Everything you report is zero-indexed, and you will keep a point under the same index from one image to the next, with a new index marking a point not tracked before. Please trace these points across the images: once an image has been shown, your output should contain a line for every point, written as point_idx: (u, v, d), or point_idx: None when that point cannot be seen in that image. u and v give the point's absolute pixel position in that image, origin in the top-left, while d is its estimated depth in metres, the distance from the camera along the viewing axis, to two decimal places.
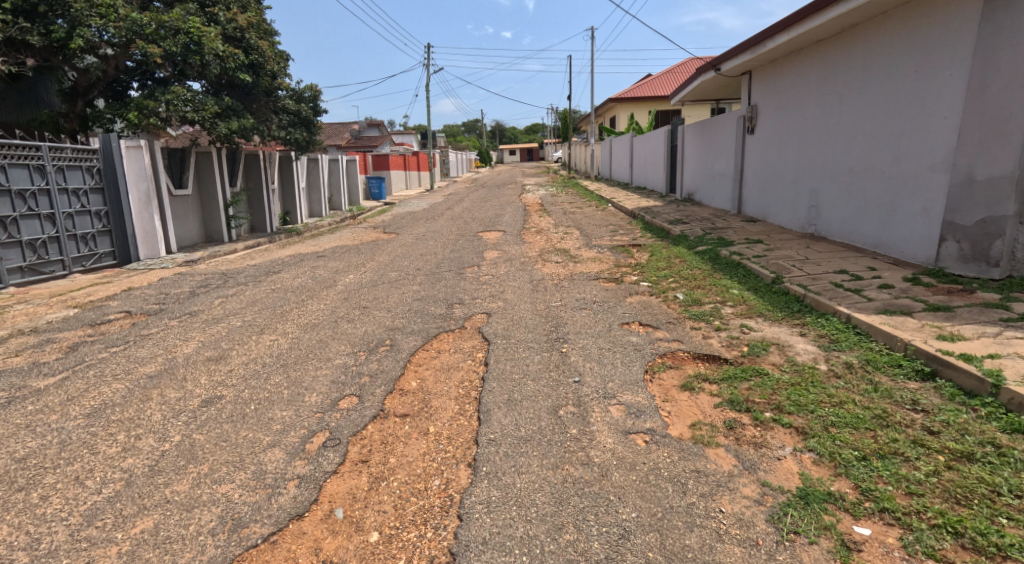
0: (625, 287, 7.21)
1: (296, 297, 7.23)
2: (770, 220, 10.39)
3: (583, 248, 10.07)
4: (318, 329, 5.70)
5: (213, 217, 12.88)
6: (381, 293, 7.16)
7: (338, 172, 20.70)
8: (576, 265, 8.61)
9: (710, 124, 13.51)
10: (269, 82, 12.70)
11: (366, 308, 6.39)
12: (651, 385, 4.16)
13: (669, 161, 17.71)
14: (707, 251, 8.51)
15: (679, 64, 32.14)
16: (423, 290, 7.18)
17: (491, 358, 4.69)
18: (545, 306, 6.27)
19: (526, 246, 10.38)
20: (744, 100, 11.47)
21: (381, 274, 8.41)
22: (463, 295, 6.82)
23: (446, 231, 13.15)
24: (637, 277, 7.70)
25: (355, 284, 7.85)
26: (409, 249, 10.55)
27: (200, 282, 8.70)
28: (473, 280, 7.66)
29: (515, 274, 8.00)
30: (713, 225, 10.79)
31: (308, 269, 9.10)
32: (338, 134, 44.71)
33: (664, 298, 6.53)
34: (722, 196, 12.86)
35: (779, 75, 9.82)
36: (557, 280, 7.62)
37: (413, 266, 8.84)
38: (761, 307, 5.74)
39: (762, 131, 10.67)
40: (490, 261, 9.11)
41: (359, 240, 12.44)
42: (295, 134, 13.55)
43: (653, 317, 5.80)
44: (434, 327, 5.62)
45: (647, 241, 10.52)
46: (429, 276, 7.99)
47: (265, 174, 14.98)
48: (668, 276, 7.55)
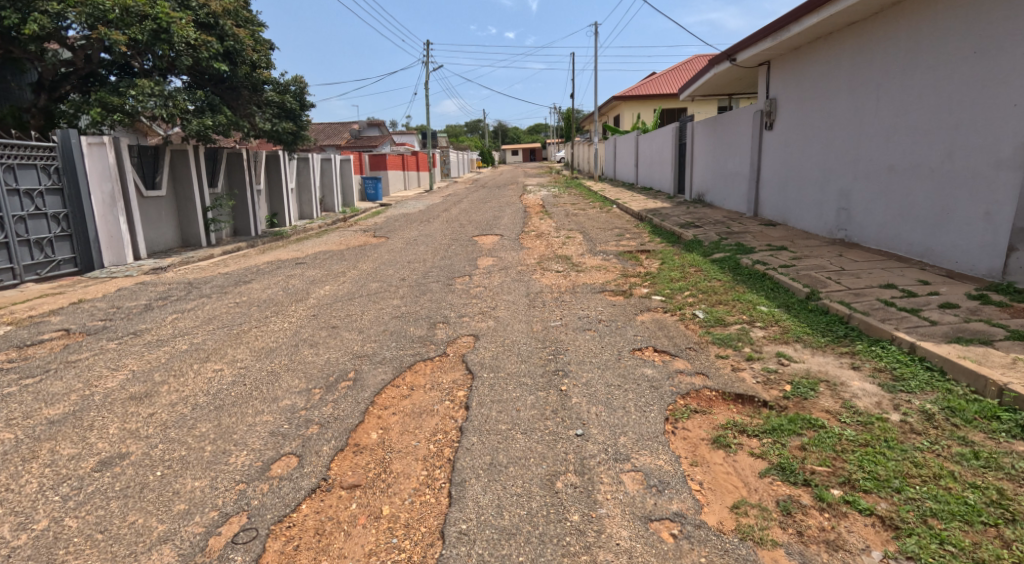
0: (635, 302, 6.32)
1: (260, 313, 6.35)
2: (791, 223, 9.52)
3: (586, 255, 9.18)
4: (274, 356, 4.82)
5: (190, 220, 12.01)
6: (358, 309, 6.28)
7: (331, 172, 19.84)
8: (580, 275, 7.72)
9: (721, 120, 12.62)
10: (247, 70, 11.84)
11: (336, 329, 5.51)
12: (675, 440, 3.26)
13: (677, 160, 16.81)
14: (725, 260, 7.62)
15: (685, 61, 31.20)
16: (406, 305, 6.30)
17: (474, 400, 3.79)
18: (542, 327, 5.38)
19: (524, 253, 9.49)
20: (760, 94, 10.60)
21: (362, 285, 7.53)
22: (450, 312, 5.94)
23: (439, 235, 12.28)
24: (649, 290, 6.80)
25: (330, 297, 6.98)
26: (397, 256, 9.66)
27: (159, 293, 7.81)
28: (462, 294, 6.78)
29: (511, 286, 7.11)
30: (728, 229, 9.89)
31: (283, 279, 8.24)
32: (337, 134, 43.89)
33: (681, 317, 5.65)
34: (735, 197, 11.99)
35: (802, 64, 8.95)
36: (557, 293, 6.72)
37: (399, 275, 7.96)
38: (799, 330, 4.85)
39: (780, 126, 9.82)
40: (484, 270, 8.22)
41: (346, 245, 11.60)
42: (282, 126, 12.76)
43: (670, 343, 4.92)
44: (412, 354, 4.73)
45: (657, 247, 9.63)
46: (414, 289, 7.10)
47: (249, 174, 14.12)
48: (684, 288, 6.65)
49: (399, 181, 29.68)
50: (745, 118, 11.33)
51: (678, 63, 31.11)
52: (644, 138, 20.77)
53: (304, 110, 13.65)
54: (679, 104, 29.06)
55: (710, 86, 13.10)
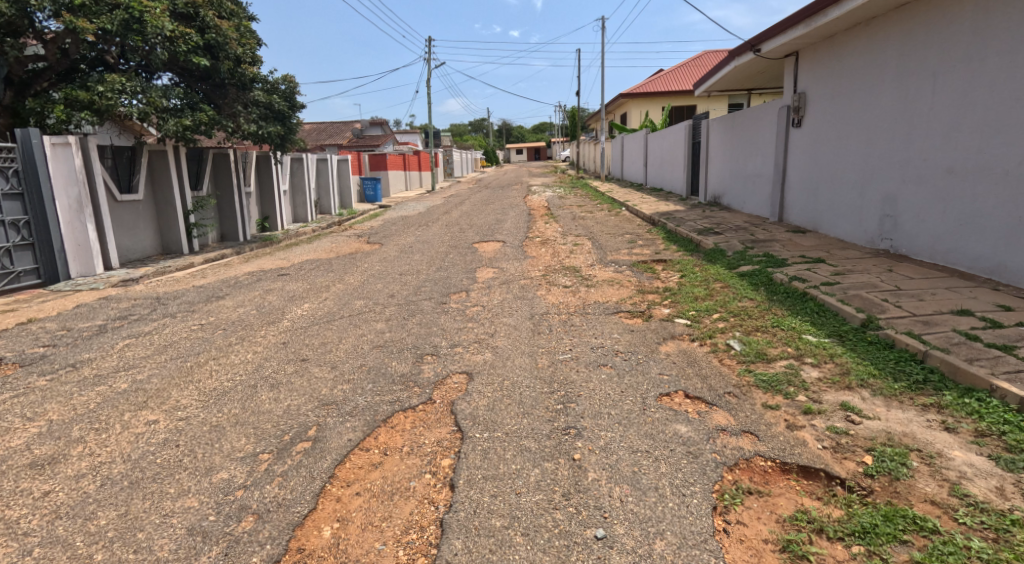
0: (656, 328, 5.46)
1: (224, 339, 5.52)
2: (822, 230, 8.66)
3: (596, 266, 8.31)
4: (225, 402, 3.97)
5: (171, 225, 11.19)
6: (337, 335, 5.44)
7: (327, 173, 19.02)
8: (591, 291, 6.84)
9: (740, 117, 11.75)
10: (231, 66, 10.98)
11: (307, 364, 4.67)
12: (732, 547, 2.49)
13: (691, 160, 15.91)
14: (755, 275, 6.76)
15: (693, 57, 30.31)
16: (392, 331, 5.45)
17: (461, 476, 2.96)
18: (549, 362, 4.52)
19: (527, 263, 8.63)
20: (786, 89, 9.73)
21: (347, 302, 6.69)
22: (441, 341, 5.09)
23: (437, 241, 11.47)
24: (672, 312, 5.93)
25: (308, 318, 6.14)
26: (389, 267, 8.81)
27: (120, 311, 6.99)
28: (458, 316, 5.93)
29: (512, 306, 6.25)
30: (753, 237, 9.01)
31: (261, 295, 7.39)
32: (338, 133, 43.08)
33: (713, 349, 4.78)
34: (757, 200, 11.11)
35: (838, 55, 8.08)
36: (566, 315, 5.85)
37: (388, 291, 7.11)
38: (864, 370, 3.97)
39: (810, 124, 8.95)
40: (483, 284, 7.36)
41: (336, 252, 10.80)
42: (268, 129, 11.87)
43: (704, 386, 4.07)
44: (390, 401, 3.89)
45: (674, 257, 8.77)
46: (404, 309, 6.26)
47: (237, 176, 13.30)
48: (711, 310, 5.79)
49: (400, 181, 28.84)
50: (768, 115, 10.45)
51: (686, 60, 30.21)
52: (653, 137, 19.91)
53: (294, 110, 12.79)
54: (688, 102, 28.17)
55: (728, 81, 12.21)
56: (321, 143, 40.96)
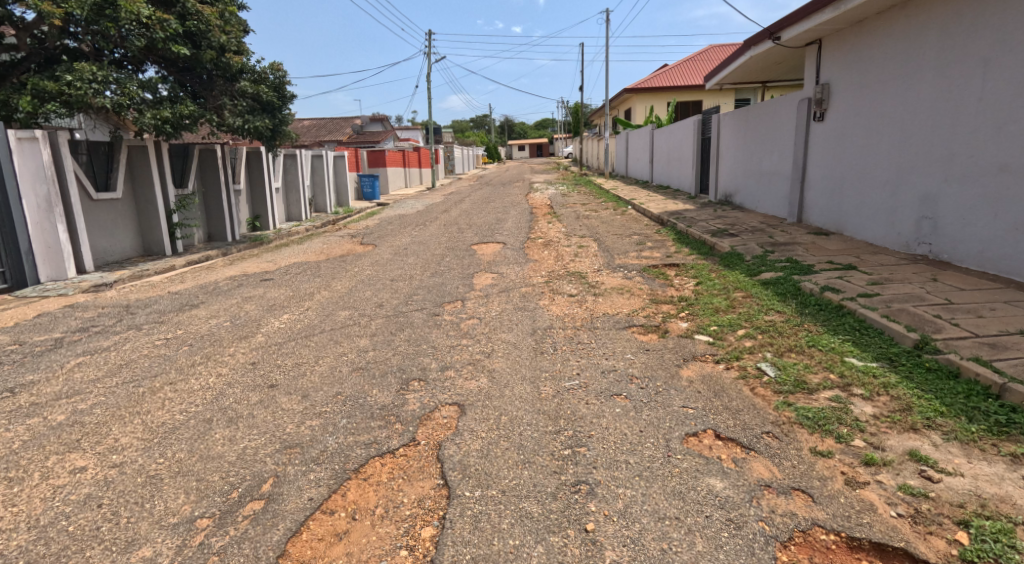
0: (675, 347, 4.83)
1: (187, 358, 4.89)
2: (847, 231, 8.07)
3: (604, 272, 7.69)
4: (170, 441, 3.35)
5: (152, 225, 10.56)
6: (314, 354, 4.82)
7: (322, 170, 18.39)
8: (599, 302, 6.21)
9: (755, 111, 11.15)
10: (214, 55, 10.33)
11: (275, 390, 4.05)
12: None
13: (699, 157, 15.26)
14: (780, 284, 6.14)
15: (699, 51, 29.62)
16: (376, 350, 4.84)
17: (443, 557, 2.41)
18: (554, 391, 3.90)
19: (529, 268, 8.00)
20: (808, 80, 9.11)
21: (330, 314, 6.06)
22: (431, 364, 4.47)
23: (434, 242, 10.84)
24: (691, 327, 5.30)
25: (285, 332, 5.52)
26: (381, 272, 8.17)
27: (82, 322, 6.36)
28: (452, 330, 5.32)
29: (512, 319, 5.62)
30: (772, 239, 8.40)
31: (238, 304, 6.76)
32: (338, 128, 42.35)
33: (742, 374, 4.16)
34: (773, 199, 10.51)
35: (870, 44, 7.49)
36: (572, 331, 5.23)
37: (377, 301, 6.49)
38: (927, 405, 3.36)
39: (836, 118, 8.36)
40: (481, 293, 6.74)
41: (326, 254, 10.19)
42: (256, 122, 11.20)
43: (737, 424, 3.45)
44: (365, 443, 3.28)
45: (687, 262, 8.15)
46: (392, 322, 5.64)
47: (224, 172, 12.67)
48: (735, 325, 5.17)
49: (400, 178, 28.18)
50: (786, 109, 9.84)
51: (692, 53, 29.51)
52: (659, 132, 19.30)
53: (284, 103, 12.14)
54: (694, 97, 27.50)
55: (742, 73, 11.58)
56: (320, 139, 40.29)
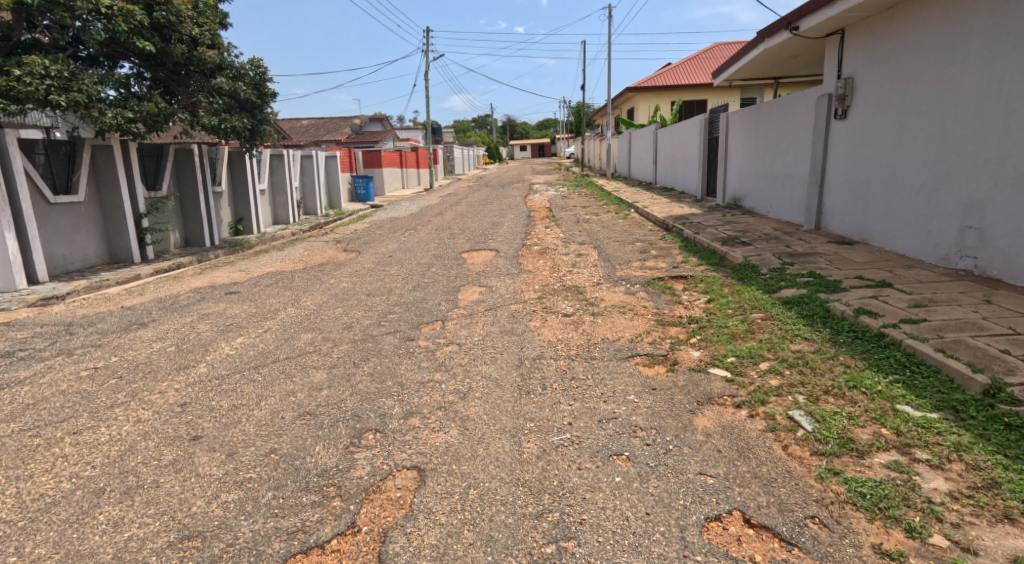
0: (686, 385, 4.07)
1: (107, 395, 4.10)
2: (872, 240, 7.39)
3: (604, 286, 6.92)
4: (38, 527, 2.61)
5: (119, 231, 9.82)
6: (258, 391, 4.06)
7: (312, 171, 17.66)
8: (597, 324, 5.44)
9: (767, 110, 10.43)
10: (185, 49, 9.53)
11: (197, 444, 3.29)
12: None
13: (706, 158, 14.49)
14: (805, 304, 5.38)
15: (704, 50, 28.86)
16: (333, 388, 4.08)
17: None
18: (539, 451, 3.14)
19: (521, 281, 7.23)
20: (828, 75, 8.38)
21: (290, 339, 5.31)
22: (393, 409, 3.71)
23: (422, 249, 10.09)
24: (704, 359, 4.55)
25: (234, 360, 4.77)
26: (358, 285, 7.41)
27: (10, 344, 5.55)
28: (424, 362, 4.55)
29: (496, 346, 4.85)
30: (789, 249, 7.65)
31: (192, 323, 6.00)
32: (336, 128, 41.60)
33: (770, 424, 3.40)
34: (786, 203, 9.79)
35: (906, 33, 6.76)
36: (565, 362, 4.46)
37: (347, 322, 5.74)
38: (1018, 482, 2.66)
39: (860, 116, 7.66)
40: (465, 312, 5.98)
41: (305, 263, 9.49)
42: (233, 122, 10.39)
43: (773, 500, 2.71)
44: (287, 533, 2.56)
45: (697, 274, 7.39)
46: (358, 350, 4.88)
47: (202, 173, 11.92)
48: (756, 356, 4.41)
49: (396, 179, 27.43)
50: (802, 107, 9.11)
51: (696, 52, 28.75)
52: (663, 132, 18.54)
53: (264, 102, 11.38)
54: (699, 96, 26.75)
55: (752, 68, 10.77)
56: (317, 139, 39.52)
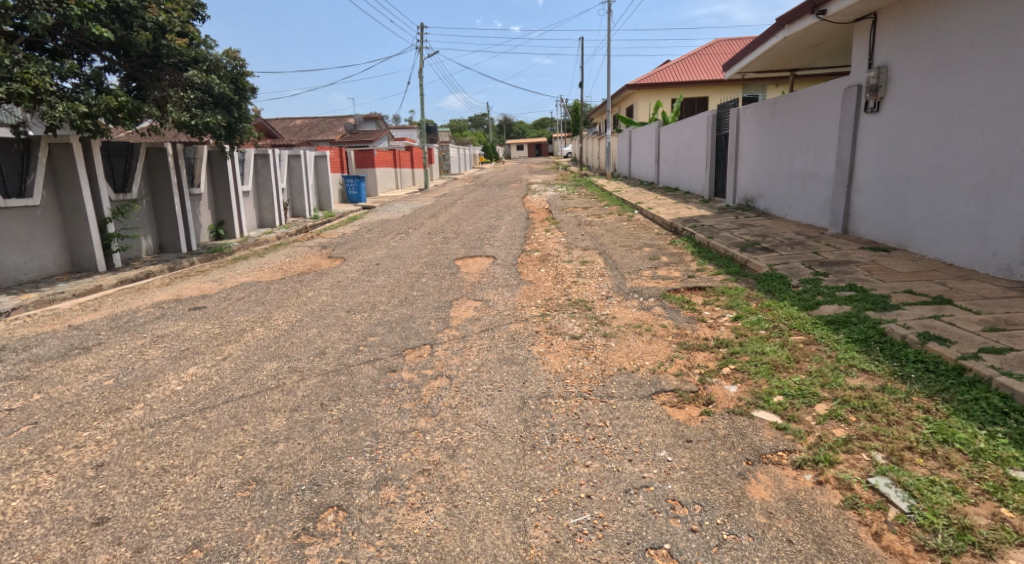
0: (728, 436, 3.28)
1: (9, 451, 3.31)
2: (913, 246, 6.62)
3: (614, 300, 6.16)
4: None
5: (81, 237, 9.02)
6: (198, 445, 3.27)
7: (300, 171, 16.83)
8: (611, 349, 4.67)
9: (784, 104, 9.67)
10: (151, 38, 8.76)
11: (101, 530, 2.57)
12: None
13: (714, 155, 13.70)
14: (854, 324, 4.62)
15: (705, 46, 28.09)
16: (291, 440, 3.29)
17: None
18: (552, 547, 2.44)
19: (521, 294, 6.46)
20: (857, 64, 7.62)
21: (251, 368, 4.52)
22: (362, 474, 2.93)
23: (412, 256, 9.32)
24: (744, 398, 3.75)
25: (177, 398, 3.97)
26: (338, 300, 6.60)
27: None
28: (407, 402, 3.76)
29: (494, 380, 4.08)
30: (819, 256, 6.89)
31: (140, 347, 5.21)
32: (330, 127, 40.77)
33: (849, 499, 2.62)
34: (807, 205, 9.04)
35: (953, 15, 6.00)
36: (577, 403, 3.69)
37: (319, 347, 4.94)
38: None
39: (895, 109, 6.91)
40: (458, 333, 5.21)
41: (285, 271, 8.69)
42: (205, 118, 9.64)
43: None
44: None
45: (717, 286, 6.62)
46: (328, 385, 4.09)
47: (177, 174, 11.10)
48: (809, 395, 3.63)
49: (390, 179, 26.65)
50: (826, 100, 8.35)
51: (697, 48, 27.99)
52: (666, 129, 17.79)
53: (242, 97, 10.61)
54: (701, 94, 26.00)
55: (767, 59, 10.00)
56: (310, 139, 38.66)
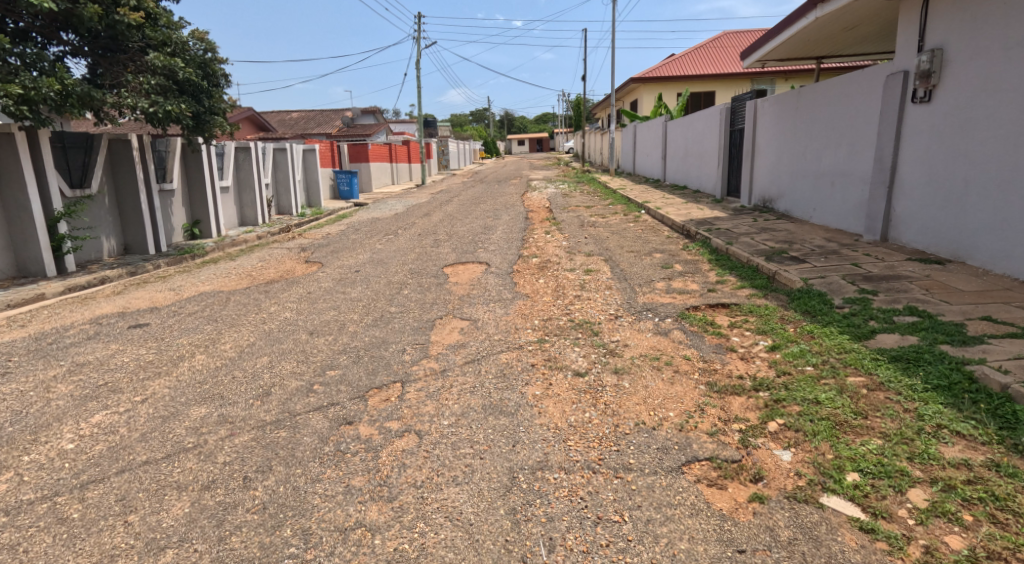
0: (794, 544, 2.40)
1: None
2: (974, 259, 5.68)
3: (625, 322, 5.21)
4: None
5: (27, 237, 8.08)
6: (53, 554, 2.39)
7: (286, 166, 15.85)
8: (624, 394, 3.72)
9: (812, 95, 8.72)
10: (102, 13, 7.78)
11: None
12: None
13: (727, 152, 12.74)
14: (930, 364, 3.68)
15: (712, 38, 27.07)
16: (185, 546, 2.42)
17: None
18: None
19: (516, 312, 5.52)
20: (902, 48, 6.67)
21: (170, 417, 3.56)
22: None
23: (397, 261, 8.38)
24: (804, 473, 2.82)
25: (58, 463, 3.05)
26: (303, 317, 5.66)
27: None
28: (357, 477, 2.85)
29: (476, 442, 3.15)
30: (862, 269, 5.96)
31: (49, 381, 4.27)
32: (326, 121, 39.80)
33: None
34: (838, 208, 8.09)
35: None
36: (584, 484, 2.78)
37: (264, 386, 3.99)
38: None
39: (950, 99, 5.96)
40: (435, 367, 4.25)
41: (253, 279, 7.78)
42: (168, 106, 8.61)
43: None
44: None
45: (745, 303, 5.67)
46: (260, 447, 3.14)
47: (144, 167, 10.14)
48: (896, 475, 2.68)
49: (384, 175, 25.66)
50: (863, 90, 7.41)
51: (705, 41, 26.99)
52: (674, 124, 16.83)
53: (211, 85, 9.65)
54: (708, 89, 25.06)
55: (792, 46, 9.06)
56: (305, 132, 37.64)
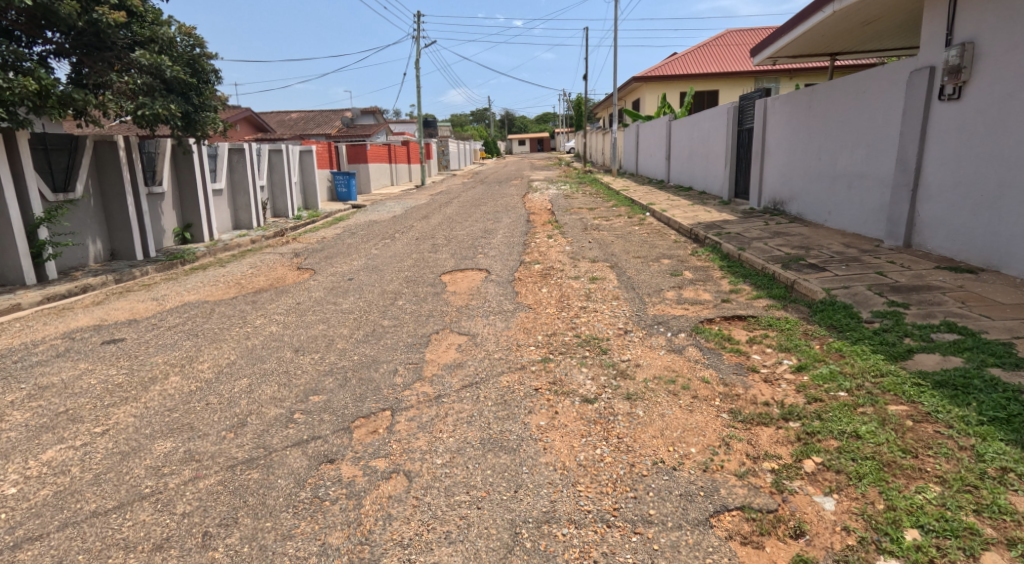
0: None
1: None
2: (1009, 268, 5.29)
3: (635, 338, 4.82)
4: None
5: (4, 244, 7.70)
6: None
7: (281, 167, 15.45)
8: (639, 425, 3.33)
9: (827, 93, 8.32)
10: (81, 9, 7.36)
11: None
12: None
13: (735, 152, 12.34)
14: (982, 391, 3.29)
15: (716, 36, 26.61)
16: None
17: None
18: None
19: (517, 326, 5.12)
20: (928, 42, 6.27)
21: (130, 454, 3.18)
22: None
23: (393, 268, 7.99)
24: (853, 529, 2.45)
25: None
26: (289, 332, 5.27)
27: None
28: (335, 534, 2.49)
29: (471, 488, 2.76)
30: (888, 278, 5.58)
31: (4, 408, 3.89)
32: (325, 122, 39.44)
33: None
34: (856, 211, 7.70)
35: None
36: (596, 545, 2.41)
37: (238, 415, 3.60)
38: None
39: (981, 97, 5.57)
40: (428, 391, 3.85)
41: (241, 287, 7.39)
42: (155, 107, 8.25)
43: None
44: None
45: (764, 316, 5.28)
46: (226, 494, 2.76)
47: (131, 169, 9.76)
48: (965, 535, 2.33)
49: (384, 176, 25.24)
50: (883, 87, 7.01)
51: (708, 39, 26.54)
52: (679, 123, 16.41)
53: (200, 84, 9.25)
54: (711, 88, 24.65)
55: (806, 41, 8.66)
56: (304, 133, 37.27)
